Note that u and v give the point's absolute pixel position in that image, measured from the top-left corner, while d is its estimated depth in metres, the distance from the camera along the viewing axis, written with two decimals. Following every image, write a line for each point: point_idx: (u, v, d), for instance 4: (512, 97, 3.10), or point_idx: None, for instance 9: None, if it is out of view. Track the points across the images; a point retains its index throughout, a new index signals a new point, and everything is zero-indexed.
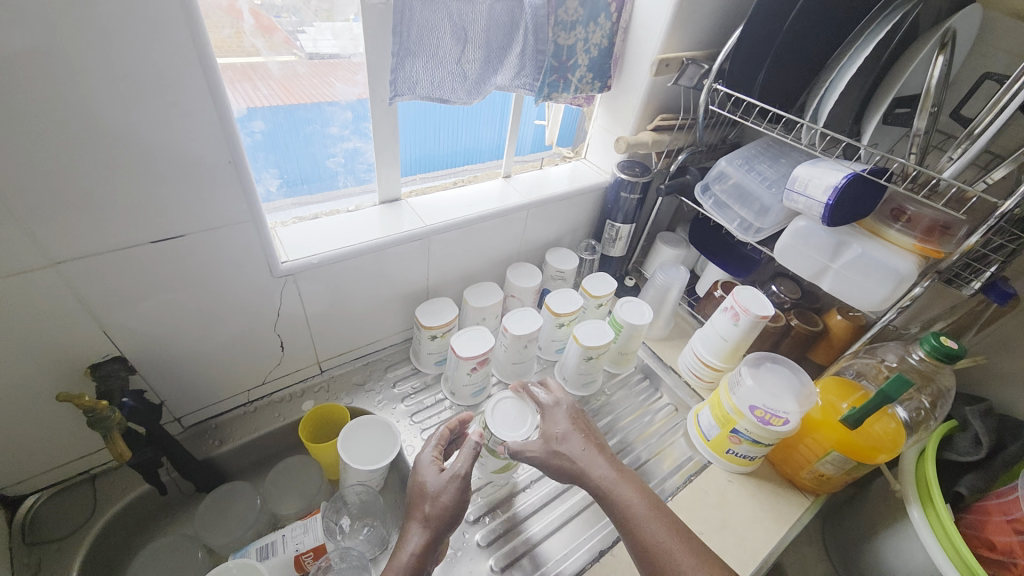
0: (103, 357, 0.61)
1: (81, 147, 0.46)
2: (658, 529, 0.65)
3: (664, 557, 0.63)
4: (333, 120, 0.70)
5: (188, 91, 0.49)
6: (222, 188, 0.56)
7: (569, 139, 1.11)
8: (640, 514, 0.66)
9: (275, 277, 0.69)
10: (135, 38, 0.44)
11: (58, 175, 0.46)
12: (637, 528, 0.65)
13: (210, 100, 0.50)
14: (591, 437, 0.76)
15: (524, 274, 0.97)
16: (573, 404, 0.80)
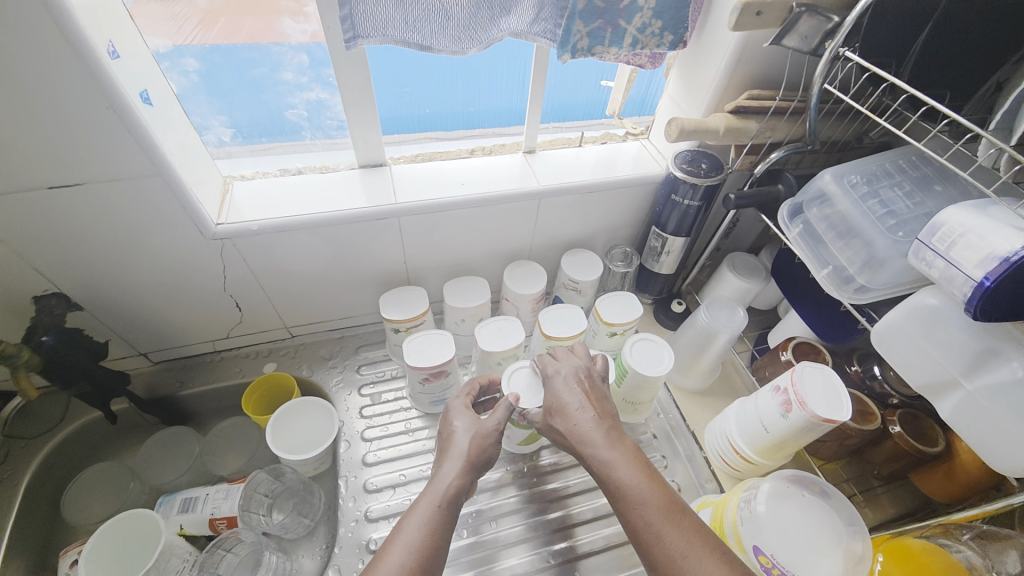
0: (44, 292, 0.62)
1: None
2: (648, 502, 0.49)
3: (653, 542, 0.47)
4: (284, 63, 0.59)
5: (25, 14, 0.40)
6: (114, 133, 0.49)
7: (630, 111, 0.84)
8: (632, 486, 0.50)
9: (210, 238, 0.62)
10: None
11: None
12: (627, 503, 0.50)
13: (59, 32, 0.41)
14: (590, 391, 0.60)
15: (525, 277, 0.79)
16: (581, 366, 0.63)
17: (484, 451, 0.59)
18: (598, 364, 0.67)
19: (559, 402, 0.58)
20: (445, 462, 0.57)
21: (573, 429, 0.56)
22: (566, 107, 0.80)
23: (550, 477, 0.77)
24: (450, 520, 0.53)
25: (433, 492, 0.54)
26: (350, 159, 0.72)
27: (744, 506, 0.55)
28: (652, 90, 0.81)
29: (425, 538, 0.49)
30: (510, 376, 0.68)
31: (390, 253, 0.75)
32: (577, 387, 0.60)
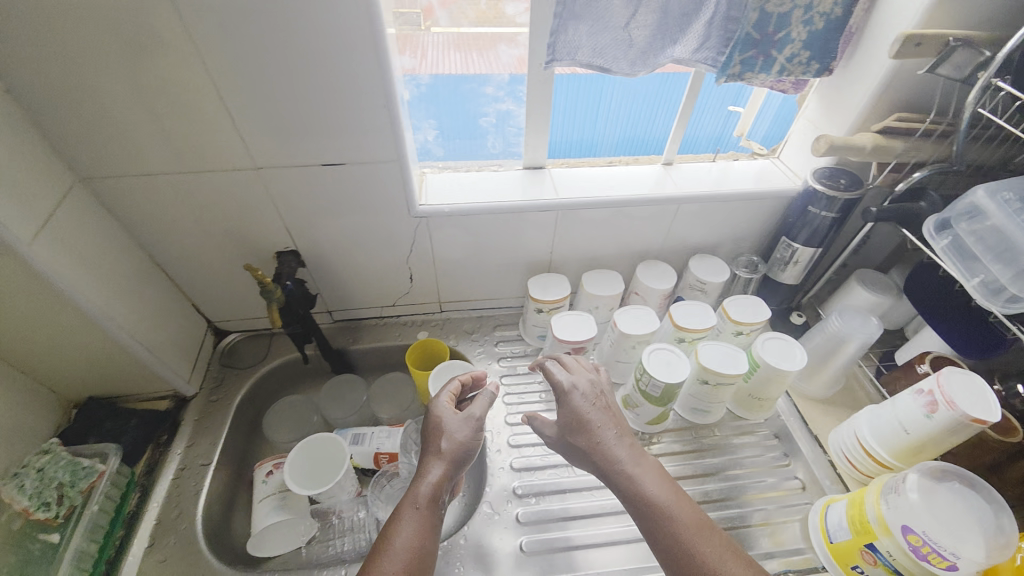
0: (285, 249, 0.79)
1: (265, 71, 0.57)
2: (677, 519, 0.56)
3: (683, 553, 0.54)
4: (489, 81, 0.73)
5: (341, 20, 0.54)
6: (369, 114, 0.63)
7: (760, 134, 0.91)
8: (660, 503, 0.57)
9: (412, 216, 0.78)
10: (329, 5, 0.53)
11: (251, 93, 0.58)
12: (654, 516, 0.56)
13: (376, 50, 0.57)
14: (608, 409, 0.64)
15: (655, 275, 0.88)
16: (598, 381, 0.68)
17: (469, 451, 0.64)
18: (604, 377, 0.71)
19: (582, 421, 0.62)
20: (433, 463, 0.62)
21: (597, 446, 0.61)
22: (706, 133, 0.88)
23: (672, 459, 0.82)
24: (435, 520, 0.59)
25: (419, 495, 0.60)
26: (518, 162, 0.86)
27: (891, 494, 0.60)
28: (768, 108, 0.88)
29: (415, 542, 0.56)
30: (650, 354, 0.76)
31: (540, 244, 0.87)
32: (594, 405, 0.64)
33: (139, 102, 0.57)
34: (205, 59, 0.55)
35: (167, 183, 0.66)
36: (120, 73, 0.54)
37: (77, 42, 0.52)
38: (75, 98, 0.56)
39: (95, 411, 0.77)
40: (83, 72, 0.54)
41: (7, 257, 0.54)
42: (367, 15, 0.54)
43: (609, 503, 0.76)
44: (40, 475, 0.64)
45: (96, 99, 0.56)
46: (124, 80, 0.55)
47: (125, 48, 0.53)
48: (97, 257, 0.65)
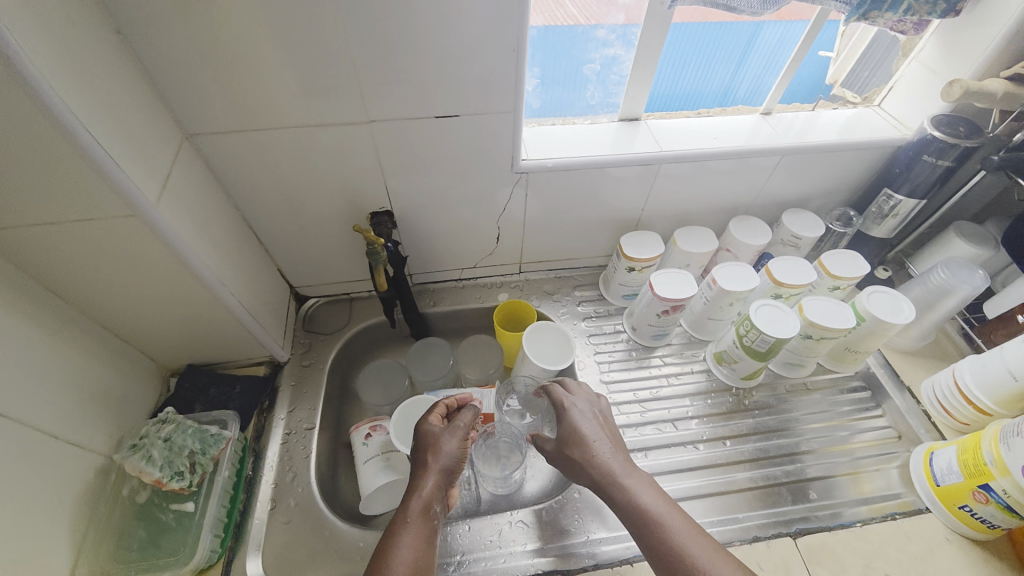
0: (380, 209, 0.76)
1: (396, 14, 0.52)
2: (671, 525, 0.57)
3: (677, 559, 0.54)
4: (603, 22, 0.69)
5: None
6: (495, 61, 0.59)
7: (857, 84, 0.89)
8: (654, 510, 0.58)
9: (513, 171, 0.74)
10: None
11: (378, 39, 0.54)
12: (649, 523, 0.58)
13: None
14: (604, 425, 0.69)
15: (750, 230, 0.85)
16: (601, 408, 0.72)
17: (461, 462, 0.65)
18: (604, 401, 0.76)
19: (580, 434, 0.67)
20: (424, 474, 0.62)
21: (591, 458, 0.65)
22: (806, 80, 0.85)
23: (763, 411, 0.81)
24: (433, 532, 0.58)
25: (417, 503, 0.59)
26: (613, 113, 0.82)
27: (1013, 436, 0.58)
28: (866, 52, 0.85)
29: (418, 549, 0.55)
30: (757, 308, 0.74)
31: (633, 200, 0.84)
32: (592, 421, 0.70)
33: (260, 49, 0.53)
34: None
35: (275, 138, 0.63)
36: (246, 16, 0.50)
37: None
38: (195, 45, 0.51)
39: (198, 377, 0.76)
40: (207, 15, 0.49)
41: (136, 220, 0.51)
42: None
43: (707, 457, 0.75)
44: (168, 445, 0.63)
45: (216, 46, 0.52)
46: (249, 23, 0.51)
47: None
48: (206, 218, 0.62)
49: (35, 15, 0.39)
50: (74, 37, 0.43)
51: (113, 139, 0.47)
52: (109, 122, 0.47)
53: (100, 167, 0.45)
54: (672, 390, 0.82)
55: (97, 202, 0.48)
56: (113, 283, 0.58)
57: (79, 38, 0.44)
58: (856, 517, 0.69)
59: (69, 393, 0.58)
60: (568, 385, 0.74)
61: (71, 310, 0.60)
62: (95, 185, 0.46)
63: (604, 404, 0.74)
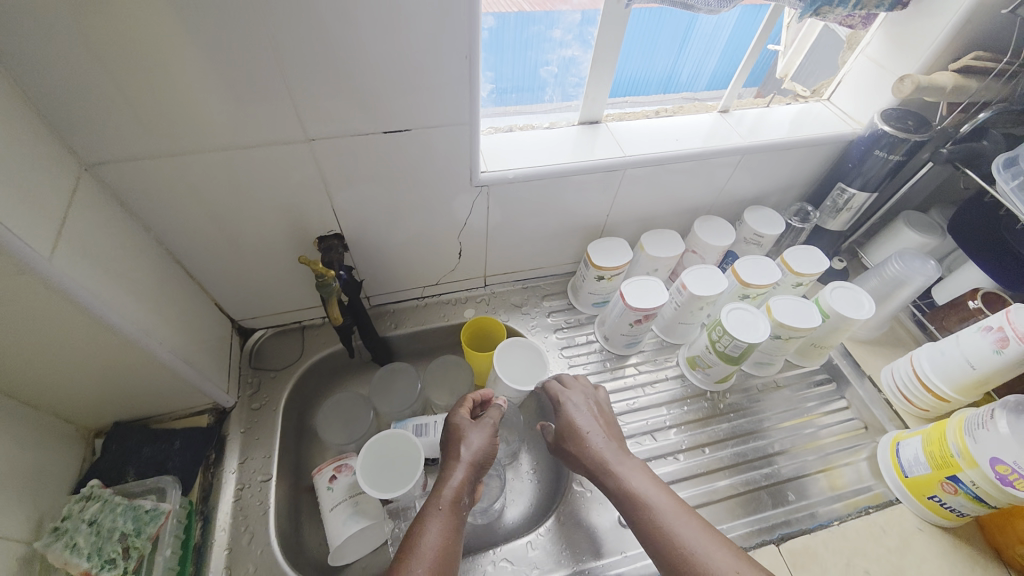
0: (327, 233, 0.69)
1: (331, 22, 0.46)
2: (658, 507, 0.56)
3: (664, 539, 0.53)
4: (559, 22, 0.65)
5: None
6: (447, 71, 0.53)
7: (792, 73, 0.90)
8: (642, 493, 0.58)
9: (472, 185, 0.69)
10: None
11: (314, 51, 0.48)
12: (639, 508, 0.56)
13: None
14: (600, 416, 0.69)
15: (714, 230, 0.83)
16: (600, 399, 0.72)
17: (490, 456, 0.66)
18: (602, 394, 0.75)
19: (573, 424, 0.66)
20: (453, 466, 0.63)
21: (585, 448, 0.64)
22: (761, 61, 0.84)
23: (738, 414, 0.80)
24: (458, 525, 0.58)
25: (441, 498, 0.59)
26: (573, 116, 0.78)
27: (978, 429, 0.60)
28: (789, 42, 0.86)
29: (443, 543, 0.55)
30: (729, 311, 0.73)
31: (598, 206, 0.81)
32: (589, 413, 0.69)
33: (172, 66, 0.46)
34: (261, 7, 0.44)
35: (199, 165, 0.55)
36: (151, 27, 0.43)
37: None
38: (88, 64, 0.43)
39: (127, 437, 0.66)
40: (100, 28, 0.41)
41: (27, 277, 0.42)
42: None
43: (688, 468, 0.74)
44: (95, 530, 0.55)
45: (116, 64, 0.44)
46: (154, 36, 0.43)
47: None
48: (120, 262, 0.53)
49: None
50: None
51: None
52: None
53: None
54: (649, 400, 0.81)
55: None
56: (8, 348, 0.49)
57: None
58: (833, 516, 0.70)
59: None
60: (565, 379, 0.73)
61: None
62: None
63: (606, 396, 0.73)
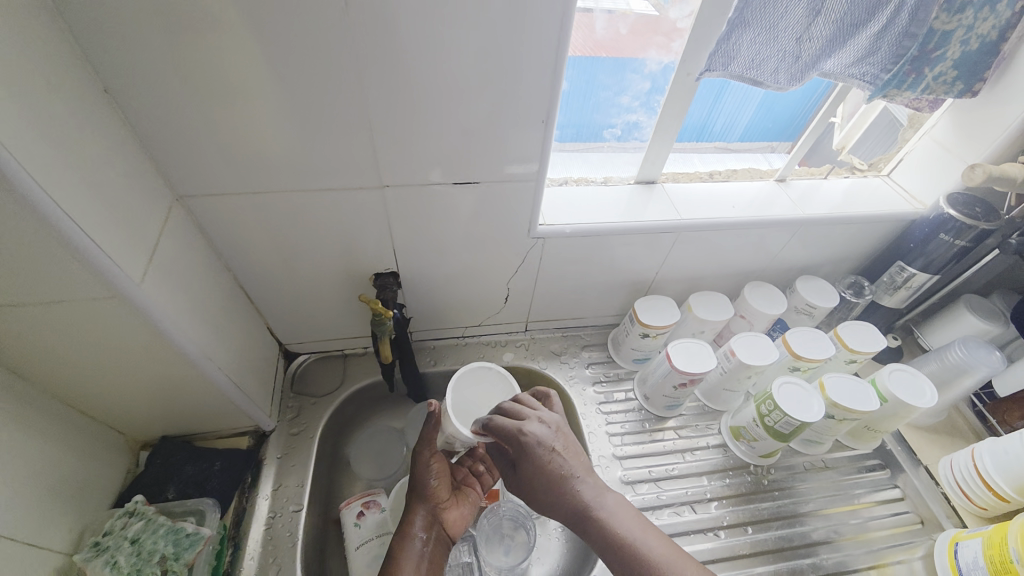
0: (384, 270, 0.71)
1: (417, 85, 0.49)
2: (651, 555, 0.52)
3: None
4: (628, 89, 0.67)
5: (522, 36, 0.47)
6: (520, 132, 0.55)
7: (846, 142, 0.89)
8: (633, 539, 0.53)
9: (530, 237, 0.71)
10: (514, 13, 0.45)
11: (398, 109, 0.51)
12: (632, 558, 0.52)
13: (551, 68, 0.50)
14: (567, 448, 0.59)
15: (766, 298, 0.82)
16: (557, 426, 0.61)
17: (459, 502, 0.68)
18: (555, 413, 0.64)
19: (545, 471, 0.56)
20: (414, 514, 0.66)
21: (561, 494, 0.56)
22: (796, 116, 0.81)
23: (782, 494, 0.78)
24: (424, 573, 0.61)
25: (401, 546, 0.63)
26: (630, 173, 0.79)
27: None
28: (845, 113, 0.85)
29: None
30: (780, 386, 0.72)
31: (648, 263, 0.82)
32: (557, 451, 0.58)
33: (266, 115, 0.49)
34: (356, 69, 0.47)
35: (277, 202, 0.58)
36: (255, 80, 0.46)
37: (210, 47, 0.43)
38: (195, 109, 0.47)
39: (171, 453, 0.68)
40: (212, 79, 0.46)
41: (116, 301, 0.45)
42: (558, 32, 0.47)
43: (729, 548, 0.72)
44: (136, 549, 0.54)
45: (218, 109, 0.48)
46: (257, 89, 0.47)
47: (268, 53, 0.45)
48: (193, 288, 0.56)
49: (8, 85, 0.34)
50: (55, 103, 0.39)
51: (97, 217, 0.41)
52: (95, 203, 0.42)
53: (83, 254, 0.40)
54: (689, 468, 0.79)
55: (72, 284, 0.42)
56: (84, 360, 0.52)
57: (61, 106, 0.39)
58: None
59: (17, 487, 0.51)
60: (517, 408, 0.61)
61: (30, 387, 0.53)
62: (74, 272, 0.41)
63: (563, 419, 0.63)
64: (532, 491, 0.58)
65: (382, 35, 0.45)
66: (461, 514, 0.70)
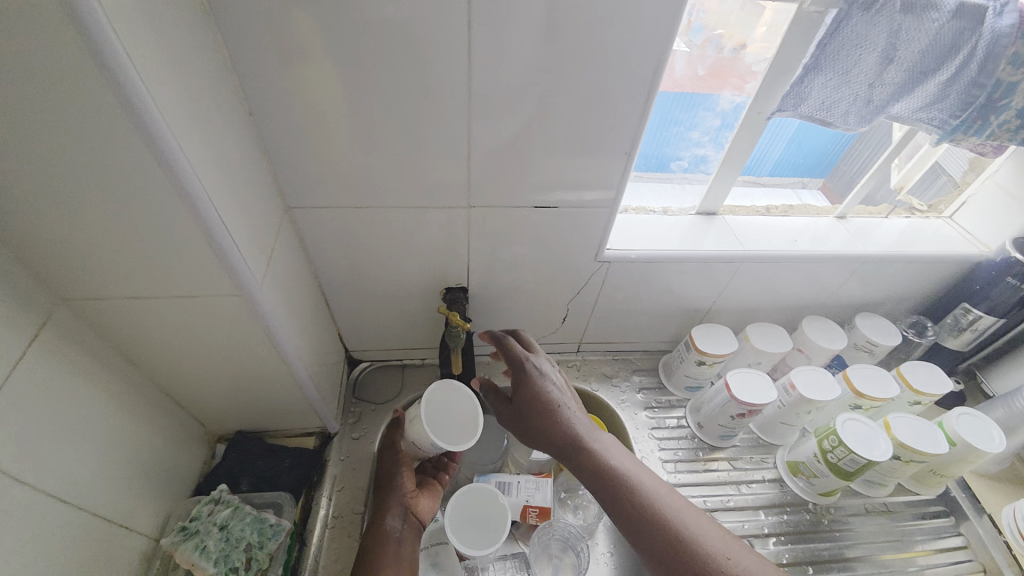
0: (455, 285, 0.75)
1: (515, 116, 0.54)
2: (644, 478, 0.61)
3: (660, 508, 0.57)
4: (699, 125, 0.70)
5: (617, 77, 0.51)
6: (601, 162, 0.60)
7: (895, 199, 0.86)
8: (629, 467, 0.62)
9: (596, 260, 0.74)
10: (616, 56, 0.50)
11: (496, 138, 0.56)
12: (629, 480, 0.60)
13: (642, 105, 0.54)
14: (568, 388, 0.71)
15: (826, 332, 0.82)
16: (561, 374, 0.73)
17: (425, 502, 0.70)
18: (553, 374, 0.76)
19: (549, 391, 0.67)
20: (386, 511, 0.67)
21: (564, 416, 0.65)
22: (833, 153, 0.82)
23: (841, 535, 0.76)
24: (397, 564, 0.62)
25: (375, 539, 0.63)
26: (692, 204, 0.82)
27: None
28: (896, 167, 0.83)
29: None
30: (845, 424, 0.72)
31: (706, 291, 0.83)
32: (561, 386, 0.69)
33: (378, 140, 0.55)
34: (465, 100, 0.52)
35: (372, 216, 0.63)
36: (376, 107, 0.52)
37: (345, 77, 0.49)
38: (321, 130, 0.53)
39: (247, 449, 0.72)
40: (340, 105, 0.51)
41: (238, 299, 0.50)
42: (652, 74, 0.51)
43: None
44: (224, 535, 0.58)
45: (339, 130, 0.54)
46: (376, 115, 0.53)
47: (392, 84, 0.50)
48: (291, 292, 0.61)
49: (194, 109, 0.40)
50: (222, 124, 0.45)
51: (236, 223, 0.46)
52: (236, 210, 0.47)
53: (223, 256, 0.45)
54: (744, 500, 0.78)
55: (207, 281, 0.47)
56: (195, 351, 0.57)
57: (223, 126, 0.45)
58: None
59: (123, 466, 0.55)
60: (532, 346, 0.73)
61: (142, 374, 0.58)
62: (213, 270, 0.46)
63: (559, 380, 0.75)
64: (531, 411, 0.66)
65: (494, 72, 0.50)
66: (429, 502, 0.72)
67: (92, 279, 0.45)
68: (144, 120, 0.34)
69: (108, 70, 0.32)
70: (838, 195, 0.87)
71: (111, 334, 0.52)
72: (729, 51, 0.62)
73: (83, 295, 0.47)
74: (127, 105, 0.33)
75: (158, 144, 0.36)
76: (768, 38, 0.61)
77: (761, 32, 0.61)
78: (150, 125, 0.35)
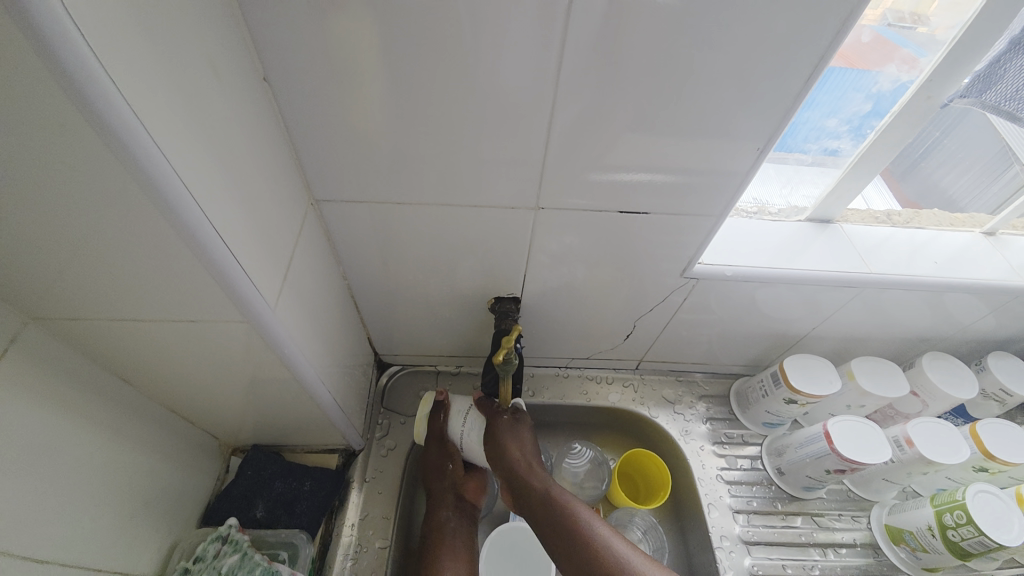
0: (506, 293, 0.64)
1: (610, 91, 0.41)
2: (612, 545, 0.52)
3: None
4: (841, 111, 0.55)
5: (764, 40, 0.38)
6: (723, 147, 0.46)
7: (966, 197, 0.72)
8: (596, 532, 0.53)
9: (682, 273, 0.61)
10: (770, 12, 0.36)
11: (584, 118, 0.43)
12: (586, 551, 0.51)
13: (795, 85, 0.41)
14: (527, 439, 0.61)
15: (952, 375, 0.67)
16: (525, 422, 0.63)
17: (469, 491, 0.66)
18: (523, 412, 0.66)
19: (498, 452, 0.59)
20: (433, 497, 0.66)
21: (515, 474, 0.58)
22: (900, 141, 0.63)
23: None
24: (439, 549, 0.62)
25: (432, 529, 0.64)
26: (802, 209, 0.67)
27: None
28: (971, 153, 0.67)
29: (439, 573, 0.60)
30: (974, 496, 0.58)
31: (806, 316, 0.69)
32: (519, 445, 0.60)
33: (429, 116, 0.43)
34: (551, 69, 0.40)
35: (414, 211, 0.52)
36: (430, 74, 0.40)
37: (393, 32, 0.37)
38: (361, 102, 0.42)
39: (263, 465, 0.64)
40: (388, 70, 0.39)
41: (246, 321, 0.39)
42: (828, 39, 0.38)
43: None
44: None
45: (383, 103, 0.42)
46: (431, 86, 0.41)
47: (454, 45, 0.38)
48: (311, 302, 0.50)
49: (173, 79, 0.29)
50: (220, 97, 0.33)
51: (239, 230, 0.35)
52: (239, 213, 0.35)
53: (222, 274, 0.34)
54: (830, 567, 0.66)
55: (208, 305, 0.37)
56: (198, 372, 0.47)
57: (221, 101, 0.33)
58: None
59: (119, 501, 0.47)
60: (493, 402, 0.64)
61: (141, 395, 0.49)
62: (212, 290, 0.35)
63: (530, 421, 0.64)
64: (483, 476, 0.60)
65: (590, 30, 0.37)
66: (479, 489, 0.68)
67: (59, 300, 0.35)
68: (87, 96, 0.23)
69: (18, 16, 0.20)
70: (895, 175, 0.70)
71: (95, 355, 0.42)
72: (863, 36, 0.48)
73: (51, 317, 0.37)
74: (58, 70, 0.22)
75: (117, 133, 0.24)
76: (919, 48, 0.48)
77: (889, 20, 0.47)
78: (97, 102, 0.23)
